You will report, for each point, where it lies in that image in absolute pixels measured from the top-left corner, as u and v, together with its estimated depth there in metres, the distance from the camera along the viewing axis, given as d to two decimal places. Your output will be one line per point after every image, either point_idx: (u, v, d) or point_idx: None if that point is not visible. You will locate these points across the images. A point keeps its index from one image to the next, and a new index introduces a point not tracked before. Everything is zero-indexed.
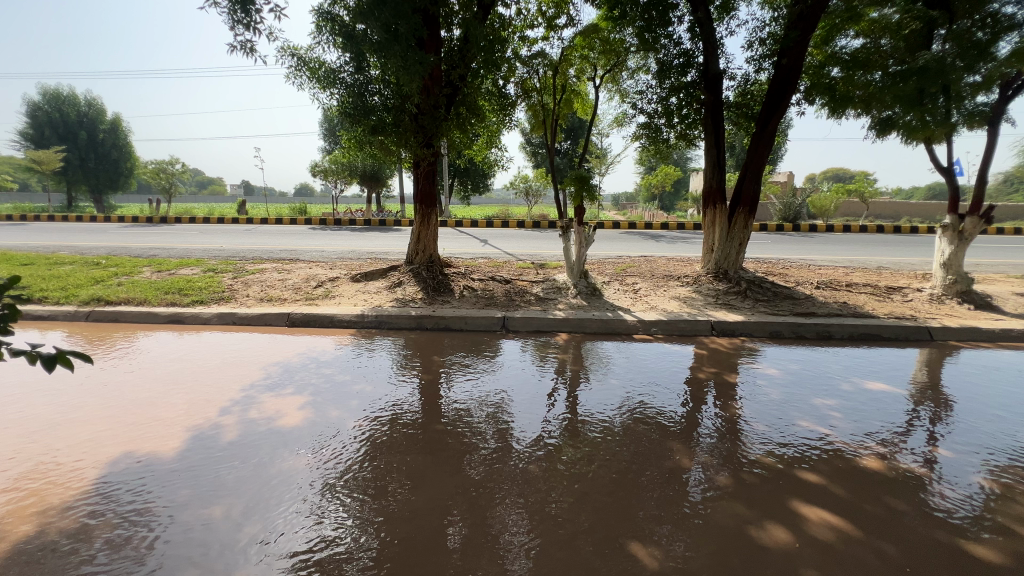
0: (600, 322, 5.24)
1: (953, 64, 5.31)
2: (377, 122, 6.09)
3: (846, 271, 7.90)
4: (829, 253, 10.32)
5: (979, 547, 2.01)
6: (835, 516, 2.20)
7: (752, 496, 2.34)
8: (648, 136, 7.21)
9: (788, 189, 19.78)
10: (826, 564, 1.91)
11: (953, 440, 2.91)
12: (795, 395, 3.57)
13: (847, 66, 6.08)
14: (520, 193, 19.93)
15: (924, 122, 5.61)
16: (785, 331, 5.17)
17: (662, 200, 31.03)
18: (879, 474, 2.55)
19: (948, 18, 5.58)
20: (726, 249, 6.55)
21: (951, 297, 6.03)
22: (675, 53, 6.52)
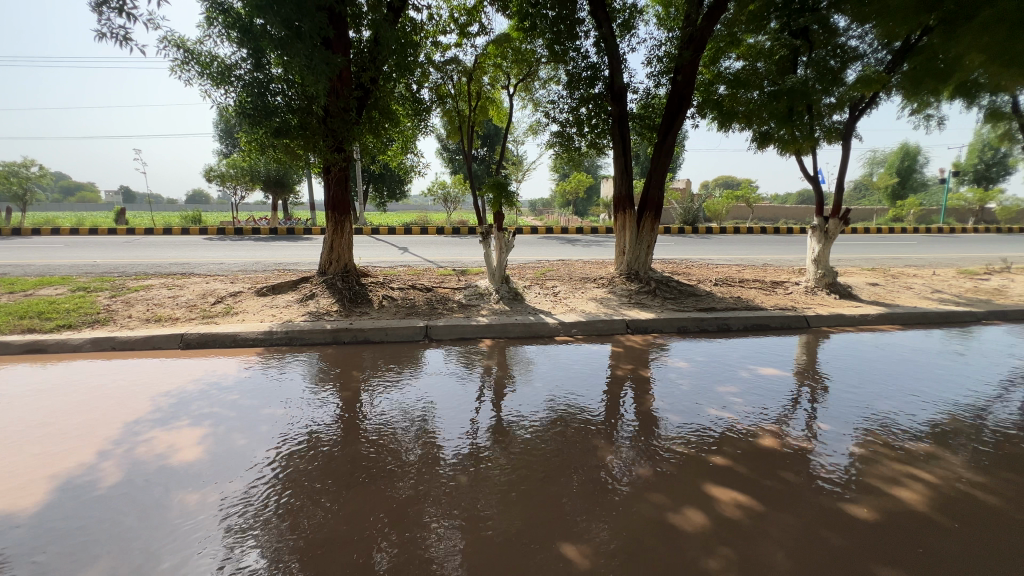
0: (524, 326, 5.31)
1: (813, 87, 6.13)
2: (281, 124, 5.70)
3: (738, 268, 8.76)
4: (723, 253, 11.39)
5: (855, 507, 2.30)
6: (741, 495, 2.40)
7: (670, 484, 2.49)
8: (561, 144, 7.48)
9: (686, 195, 21.59)
10: (736, 540, 2.08)
11: (830, 414, 3.33)
12: (702, 385, 3.87)
13: (732, 85, 6.73)
14: (438, 199, 19.71)
15: (794, 136, 6.38)
16: (690, 326, 5.61)
17: (576, 205, 32.48)
18: (774, 450, 2.83)
19: (808, 47, 6.36)
20: (636, 251, 6.96)
21: (823, 289, 6.91)
22: (583, 65, 6.83)
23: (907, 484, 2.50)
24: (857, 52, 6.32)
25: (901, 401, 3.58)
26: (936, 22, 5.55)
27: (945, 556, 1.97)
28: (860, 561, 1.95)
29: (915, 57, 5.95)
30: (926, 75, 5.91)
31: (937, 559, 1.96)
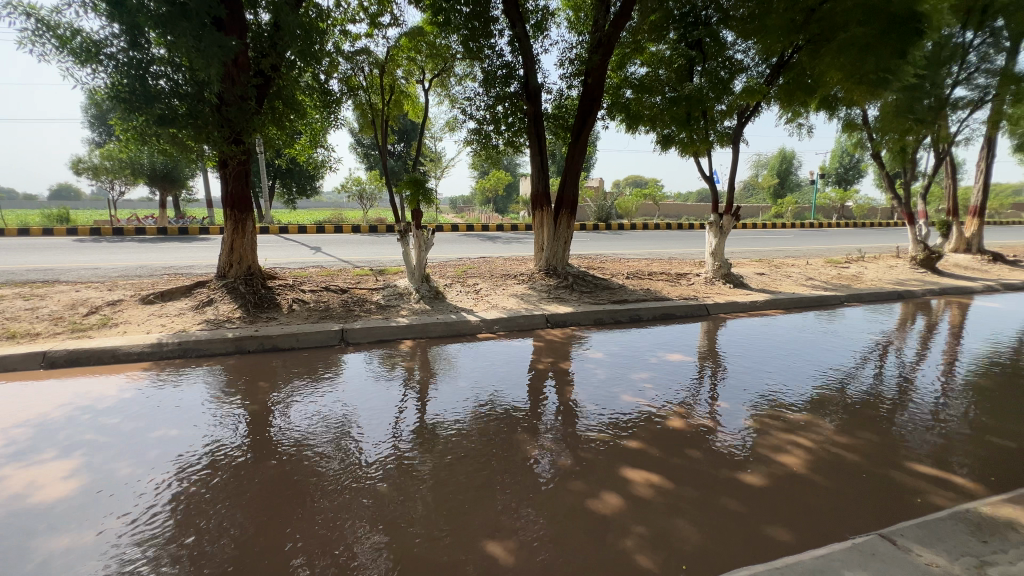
0: (445, 324, 5.24)
1: (706, 95, 6.69)
2: (165, 112, 5.04)
3: (647, 262, 9.37)
4: (633, 248, 12.10)
5: (749, 475, 2.55)
6: (652, 474, 2.57)
7: (588, 471, 2.59)
8: (479, 141, 7.47)
9: (600, 194, 22.65)
10: (648, 518, 2.21)
11: (728, 393, 3.68)
12: (618, 374, 4.08)
13: (637, 90, 7.15)
14: (353, 196, 18.82)
15: (692, 139, 6.98)
16: (605, 318, 5.89)
17: (496, 203, 32.73)
18: (680, 430, 3.06)
19: (701, 58, 6.92)
20: (554, 248, 7.15)
21: (720, 279, 7.59)
22: (498, 64, 6.86)
23: (789, 450, 2.83)
24: (743, 65, 7.01)
25: (784, 377, 4.04)
26: (805, 42, 6.29)
27: (820, 510, 2.26)
28: (753, 524, 2.17)
29: (788, 72, 6.69)
30: (797, 88, 6.71)
31: (814, 514, 2.24)
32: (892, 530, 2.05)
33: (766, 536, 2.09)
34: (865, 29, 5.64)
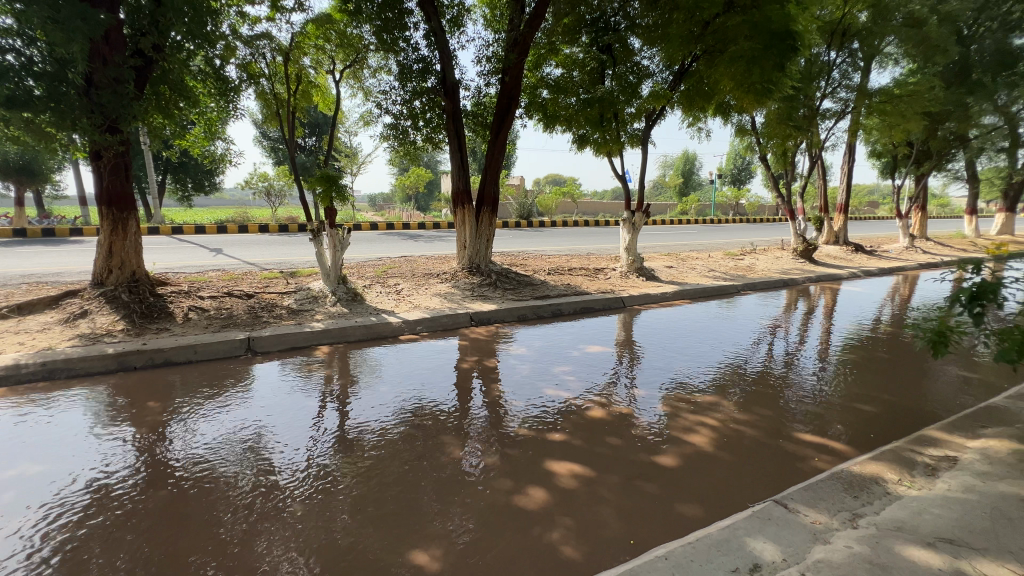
0: (365, 327, 5.01)
1: (617, 97, 7.02)
2: (16, 93, 4.29)
3: (567, 258, 9.66)
4: (554, 244, 12.43)
5: (663, 457, 2.71)
6: (575, 466, 2.64)
7: (515, 468, 2.60)
8: (396, 137, 7.23)
9: (521, 191, 23.00)
10: (573, 508, 2.27)
11: (643, 380, 3.89)
12: (542, 368, 4.15)
13: (553, 90, 7.32)
14: (259, 193, 17.40)
15: (605, 139, 7.37)
16: (528, 314, 5.98)
17: (418, 200, 32.03)
18: (601, 420, 3.18)
19: (612, 62, 7.25)
20: (476, 245, 7.11)
21: (634, 273, 8.02)
22: (413, 57, 6.67)
23: (698, 430, 3.05)
24: (649, 70, 7.42)
25: (692, 362, 4.36)
26: (702, 52, 6.79)
27: (724, 484, 2.46)
28: (667, 504, 2.30)
29: (689, 79, 7.17)
30: (696, 94, 7.25)
31: (720, 488, 2.43)
32: (783, 496, 2.28)
33: (679, 514, 2.22)
34: (751, 43, 6.22)
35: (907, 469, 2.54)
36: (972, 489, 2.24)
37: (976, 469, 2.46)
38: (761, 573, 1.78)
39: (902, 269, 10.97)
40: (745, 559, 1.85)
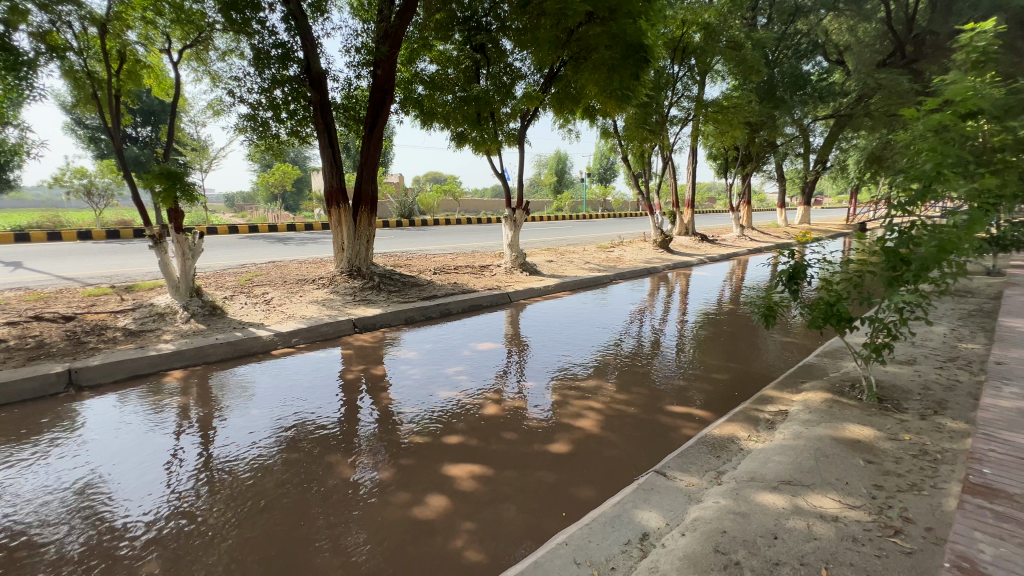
0: (227, 344, 4.40)
1: (493, 97, 7.16)
2: None
3: (452, 256, 9.61)
4: (438, 243, 12.27)
5: (556, 445, 2.83)
6: (473, 466, 2.62)
7: (411, 478, 2.51)
8: (254, 129, 6.46)
9: (401, 190, 22.30)
10: (474, 510, 2.25)
11: (533, 372, 4.01)
12: (433, 371, 4.06)
13: (429, 87, 7.18)
14: (75, 192, 14.34)
15: (483, 138, 7.48)
16: (416, 316, 5.81)
17: (286, 200, 29.26)
18: (495, 416, 3.21)
19: (486, 61, 7.34)
20: (355, 247, 6.68)
21: (518, 268, 8.26)
22: (271, 42, 6.02)
23: (584, 415, 3.24)
24: (521, 72, 7.66)
25: (576, 350, 4.63)
26: (568, 58, 7.21)
27: (612, 463, 2.64)
28: (563, 490, 2.40)
29: (557, 83, 7.56)
30: (565, 98, 7.69)
31: (608, 467, 2.60)
32: (661, 465, 2.52)
33: (574, 498, 2.33)
34: (611, 52, 6.77)
35: (753, 426, 2.99)
36: (798, 435, 2.72)
37: (800, 417, 2.99)
38: (648, 540, 1.95)
39: (737, 255, 12.95)
40: (635, 530, 2.01)
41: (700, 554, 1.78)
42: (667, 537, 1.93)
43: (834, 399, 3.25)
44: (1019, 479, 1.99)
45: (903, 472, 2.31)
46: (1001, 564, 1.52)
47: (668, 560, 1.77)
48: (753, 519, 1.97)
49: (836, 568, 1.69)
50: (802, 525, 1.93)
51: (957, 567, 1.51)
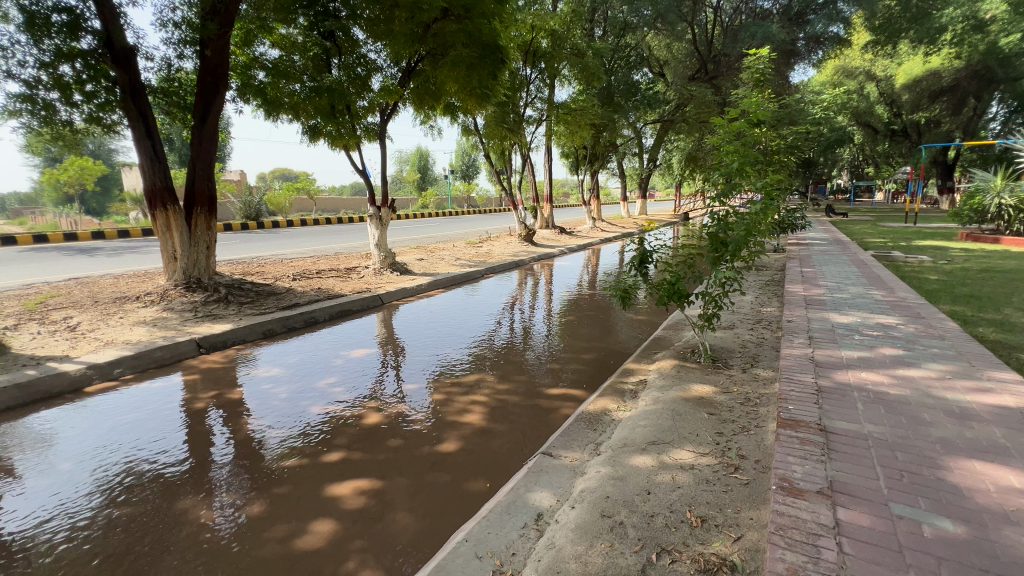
0: (15, 387, 3.44)
1: (348, 89, 6.76)
2: None
3: (312, 260, 8.85)
4: (295, 246, 11.19)
5: (445, 445, 2.80)
6: (360, 481, 2.47)
7: (290, 507, 2.26)
8: (34, 114, 5.13)
9: (243, 188, 19.79)
10: (366, 528, 2.12)
11: (411, 374, 3.91)
12: (300, 386, 3.71)
13: (272, 73, 6.46)
14: None
15: (341, 132, 7.01)
16: (276, 327, 5.23)
17: (86, 202, 23.88)
18: (379, 425, 3.05)
19: (337, 50, 6.83)
20: (192, 255, 5.75)
21: (388, 269, 7.94)
22: (49, 5, 4.81)
23: (470, 410, 3.26)
24: (377, 64, 7.33)
25: (453, 346, 4.64)
26: (425, 53, 7.12)
27: (501, 452, 2.72)
28: (456, 487, 2.39)
29: (416, 78, 7.41)
30: (425, 93, 7.59)
31: (498, 457, 2.67)
32: (546, 447, 2.67)
33: (469, 493, 2.35)
34: (468, 50, 6.85)
35: (620, 397, 3.32)
36: (657, 400, 3.10)
37: (657, 384, 3.42)
38: (543, 519, 2.05)
39: (592, 245, 14.20)
40: (530, 512, 2.10)
41: (590, 522, 1.93)
42: (559, 513, 2.05)
43: (680, 365, 3.77)
44: (811, 409, 2.55)
45: (736, 418, 2.79)
46: (807, 479, 1.94)
47: (564, 534, 1.89)
48: (629, 481, 2.20)
49: (697, 508, 1.98)
50: (668, 478, 2.21)
51: (781, 487, 1.88)
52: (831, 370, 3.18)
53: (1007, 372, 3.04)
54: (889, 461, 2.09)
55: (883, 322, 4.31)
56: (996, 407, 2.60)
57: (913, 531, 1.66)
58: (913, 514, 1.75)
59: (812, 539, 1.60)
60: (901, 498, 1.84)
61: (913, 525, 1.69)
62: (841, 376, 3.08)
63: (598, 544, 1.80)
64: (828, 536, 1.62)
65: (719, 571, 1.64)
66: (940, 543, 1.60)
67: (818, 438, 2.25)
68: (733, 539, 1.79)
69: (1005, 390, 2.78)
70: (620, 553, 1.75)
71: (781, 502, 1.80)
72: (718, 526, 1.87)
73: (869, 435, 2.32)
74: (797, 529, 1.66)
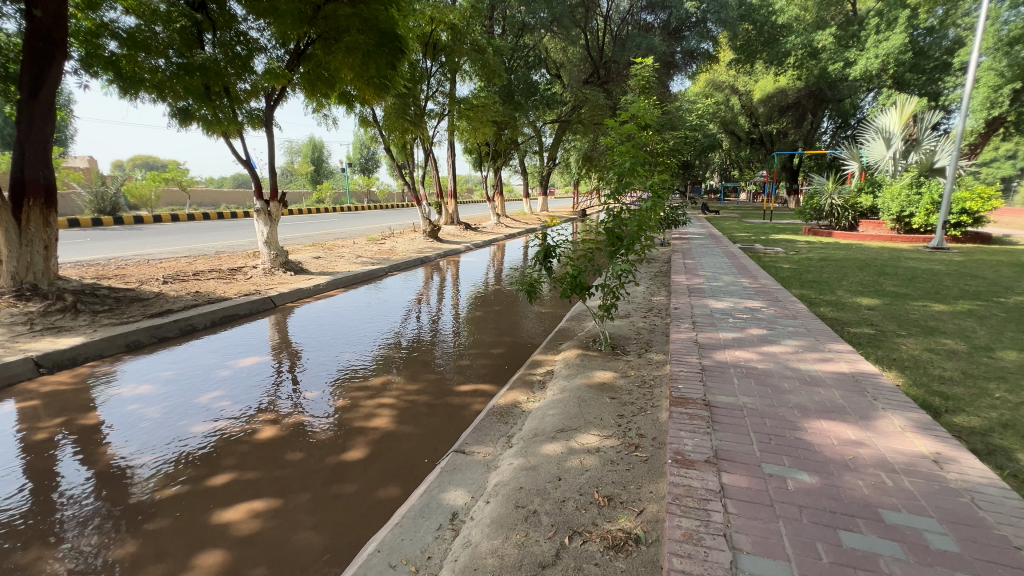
0: None
1: (225, 68, 6.07)
2: None
3: (187, 260, 7.83)
4: (164, 245, 9.81)
5: (351, 453, 2.65)
6: (255, 502, 2.24)
7: (170, 541, 1.99)
8: None
9: (93, 177, 16.82)
10: (264, 552, 1.93)
11: (310, 381, 3.65)
12: (177, 402, 3.28)
13: (127, 45, 5.54)
14: None
15: (218, 117, 6.26)
16: (143, 338, 4.55)
17: None
18: (276, 438, 2.80)
19: (211, 24, 6.10)
20: (24, 257, 4.76)
21: (280, 268, 7.31)
22: None
23: (378, 413, 3.12)
24: (260, 44, 6.66)
25: (356, 348, 4.41)
26: (317, 36, 6.64)
27: (412, 454, 2.64)
28: (365, 495, 2.28)
29: (307, 62, 6.90)
30: (317, 79, 7.10)
31: (409, 459, 2.60)
32: (459, 444, 2.65)
33: (380, 500, 2.25)
34: (364, 37, 6.50)
35: (530, 389, 3.41)
36: (563, 389, 3.23)
37: (563, 373, 3.56)
38: (458, 518, 2.03)
39: (497, 241, 14.36)
40: (445, 513, 2.07)
41: (504, 515, 1.95)
42: (474, 510, 2.05)
43: (583, 353, 3.97)
44: (697, 387, 2.83)
45: (634, 400, 3.01)
46: (697, 450, 2.15)
47: (478, 530, 1.89)
48: (541, 469, 2.27)
49: (604, 488, 2.10)
50: (577, 462, 2.31)
51: (675, 460, 2.06)
52: (712, 351, 3.56)
53: (842, 344, 3.65)
54: (760, 427, 2.40)
55: (750, 306, 4.94)
56: (836, 373, 3.11)
57: (781, 486, 1.92)
58: (780, 471, 2.02)
59: (703, 504, 1.78)
60: (770, 458, 2.12)
61: (779, 481, 1.95)
62: (720, 355, 3.47)
63: (513, 536, 1.83)
64: (715, 499, 1.81)
65: (625, 544, 1.75)
66: (801, 493, 1.88)
67: (704, 412, 2.50)
68: (636, 512, 1.93)
69: (840, 359, 3.34)
70: (534, 541, 1.80)
71: (676, 473, 1.97)
72: (623, 503, 2.00)
73: (744, 406, 2.63)
74: (690, 496, 1.83)
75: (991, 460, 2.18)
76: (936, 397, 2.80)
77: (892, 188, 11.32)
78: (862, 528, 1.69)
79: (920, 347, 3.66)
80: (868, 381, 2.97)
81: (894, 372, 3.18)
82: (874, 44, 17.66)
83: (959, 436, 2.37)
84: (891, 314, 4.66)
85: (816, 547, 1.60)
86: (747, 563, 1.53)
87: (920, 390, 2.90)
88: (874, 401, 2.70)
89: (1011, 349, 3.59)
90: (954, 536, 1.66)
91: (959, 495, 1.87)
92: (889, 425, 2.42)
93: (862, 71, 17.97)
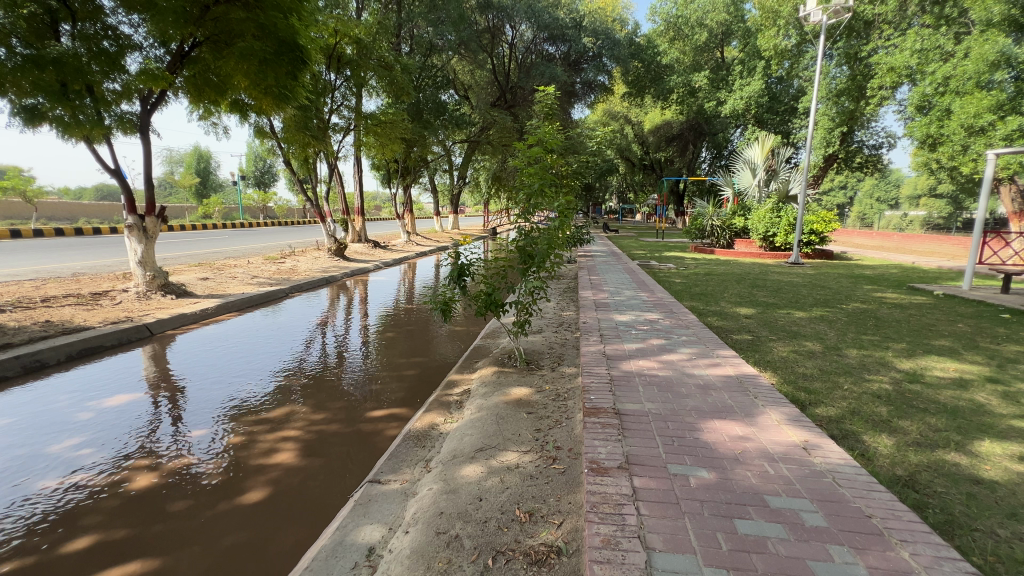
0: None
1: (87, 65, 5.36)
2: None
3: (34, 283, 6.62)
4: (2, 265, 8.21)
5: (248, 496, 2.39)
6: (132, 564, 1.93)
7: None
8: None
9: None
10: None
11: (194, 417, 3.23)
12: (18, 455, 2.72)
13: None
14: None
15: (78, 120, 5.39)
16: None
17: None
18: (153, 486, 2.44)
19: (69, 14, 5.39)
20: None
21: (157, 291, 6.45)
22: None
23: (281, 448, 2.86)
24: (133, 41, 6.00)
25: (253, 377, 4.02)
26: (204, 38, 6.14)
27: (320, 489, 2.46)
28: (267, 542, 2.07)
29: (192, 65, 6.38)
30: (204, 85, 6.61)
31: (317, 496, 2.40)
32: (373, 474, 2.51)
33: (284, 544, 2.05)
34: (261, 44, 6.02)
35: (446, 410, 3.34)
36: (482, 408, 3.21)
37: (480, 392, 3.53)
38: (375, 553, 1.92)
39: (407, 259, 14.06)
40: (360, 549, 1.94)
41: (425, 544, 1.88)
42: (393, 541, 1.95)
43: (500, 371, 3.99)
44: (608, 397, 2.98)
45: (550, 414, 3.09)
46: (610, 457, 2.26)
47: (398, 563, 1.80)
48: (461, 492, 2.23)
49: (525, 504, 2.12)
50: (497, 481, 2.31)
51: (592, 469, 2.14)
52: (618, 361, 3.79)
53: (727, 350, 4.09)
54: (664, 430, 2.59)
55: (649, 318, 5.35)
56: (723, 376, 3.48)
57: (684, 483, 2.09)
58: (682, 470, 2.20)
59: (618, 509, 1.87)
60: (674, 459, 2.29)
61: (683, 479, 2.12)
62: (625, 365, 3.69)
63: (435, 564, 1.77)
64: (629, 504, 1.91)
65: (548, 558, 1.77)
66: (702, 489, 2.05)
67: (614, 420, 2.64)
68: (557, 525, 1.97)
69: (727, 364, 3.74)
70: (457, 566, 1.75)
71: (592, 482, 2.05)
72: (544, 516, 2.03)
73: (649, 412, 2.83)
74: (606, 503, 1.91)
75: (844, 443, 2.56)
76: (802, 392, 3.24)
77: (759, 211, 13.02)
78: (753, 515, 1.88)
79: (787, 350, 4.23)
80: (750, 381, 3.35)
81: (769, 372, 3.63)
82: (740, 87, 20.43)
83: (821, 425, 2.77)
84: (765, 321, 5.33)
85: (716, 538, 1.75)
86: (660, 560, 1.63)
87: (789, 386, 3.34)
88: (756, 399, 3.05)
89: (853, 348, 4.29)
90: (822, 513, 1.91)
91: (824, 476, 2.17)
92: (769, 419, 2.75)
93: (731, 110, 20.68)
